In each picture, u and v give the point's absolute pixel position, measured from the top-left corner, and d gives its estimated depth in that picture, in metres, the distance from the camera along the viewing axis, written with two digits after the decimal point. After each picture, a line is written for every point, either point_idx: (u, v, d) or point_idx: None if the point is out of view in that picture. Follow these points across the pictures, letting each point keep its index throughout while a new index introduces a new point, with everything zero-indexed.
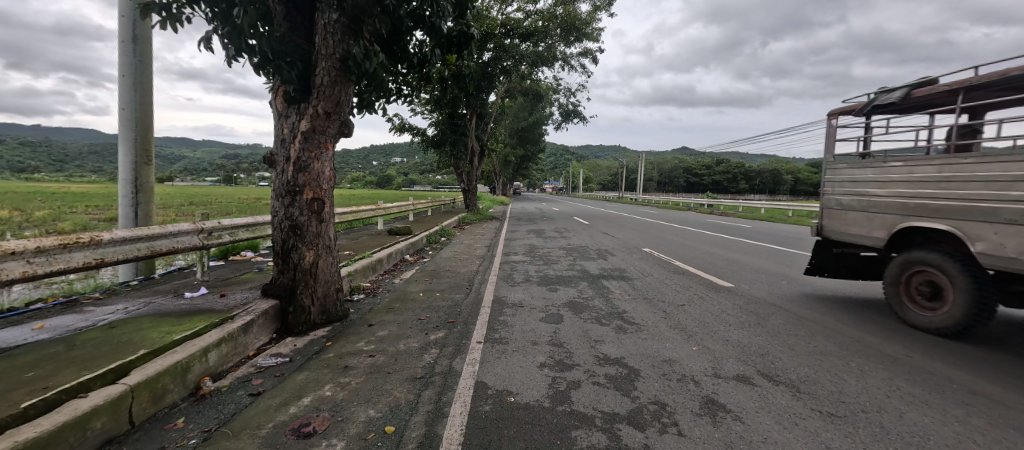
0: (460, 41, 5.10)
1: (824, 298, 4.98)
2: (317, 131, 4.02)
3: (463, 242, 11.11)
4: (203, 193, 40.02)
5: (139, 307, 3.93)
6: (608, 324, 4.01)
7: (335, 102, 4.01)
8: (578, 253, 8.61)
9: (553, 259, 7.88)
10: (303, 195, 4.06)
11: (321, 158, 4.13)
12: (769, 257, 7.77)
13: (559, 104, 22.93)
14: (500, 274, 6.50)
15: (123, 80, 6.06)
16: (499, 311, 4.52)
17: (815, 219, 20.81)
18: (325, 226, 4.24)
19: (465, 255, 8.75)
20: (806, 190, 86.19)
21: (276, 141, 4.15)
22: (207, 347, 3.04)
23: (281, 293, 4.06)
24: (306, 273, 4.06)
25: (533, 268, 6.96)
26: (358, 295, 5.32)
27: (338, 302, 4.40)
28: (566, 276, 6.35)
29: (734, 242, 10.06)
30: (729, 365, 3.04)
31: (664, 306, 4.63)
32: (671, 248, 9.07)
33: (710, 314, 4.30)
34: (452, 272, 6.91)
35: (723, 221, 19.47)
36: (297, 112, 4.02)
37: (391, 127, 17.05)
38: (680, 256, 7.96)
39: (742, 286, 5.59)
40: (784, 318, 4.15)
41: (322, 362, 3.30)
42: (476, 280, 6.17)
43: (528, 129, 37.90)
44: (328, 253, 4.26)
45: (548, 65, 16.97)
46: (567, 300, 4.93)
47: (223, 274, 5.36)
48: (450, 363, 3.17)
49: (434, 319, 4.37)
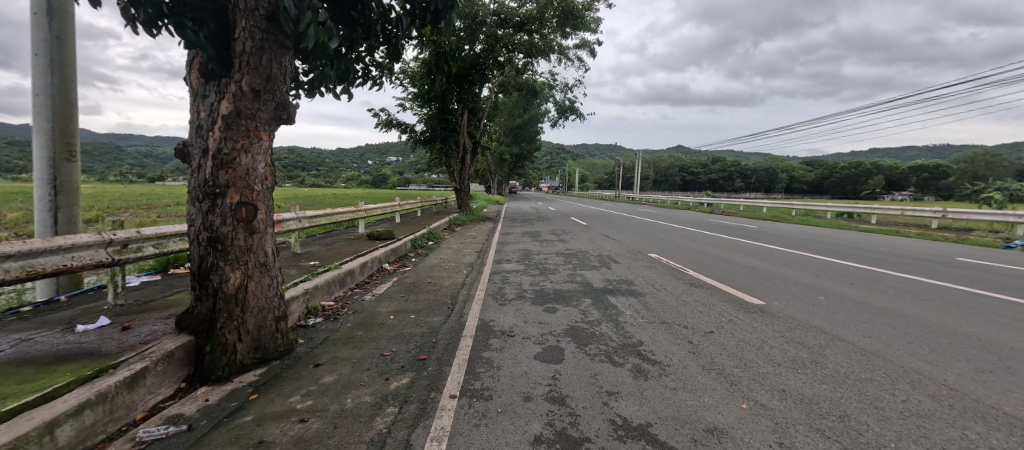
0: (437, 8, 4.11)
1: (881, 321, 4.10)
2: (242, 114, 3.08)
3: (452, 247, 10.16)
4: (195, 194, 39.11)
5: (4, 347, 2.96)
6: (623, 364, 3.10)
7: (265, 77, 3.08)
8: (577, 260, 7.71)
9: (550, 268, 6.97)
10: (225, 199, 3.11)
11: (250, 150, 3.19)
12: (793, 265, 6.90)
13: (555, 100, 22.05)
14: (489, 289, 5.58)
15: (36, 60, 4.79)
16: (483, 343, 3.60)
17: (820, 219, 20.08)
18: (258, 239, 3.30)
19: (452, 263, 7.83)
20: (802, 189, 86.09)
21: (192, 129, 3.20)
22: (52, 422, 2.10)
23: (197, 327, 3.11)
24: (230, 301, 3.11)
25: (527, 281, 6.04)
26: (314, 320, 4.37)
27: (278, 335, 3.46)
28: (565, 290, 5.45)
29: (748, 246, 9.19)
30: (803, 440, 2.14)
31: (689, 335, 3.72)
32: (681, 254, 8.18)
33: (751, 348, 3.39)
34: (433, 285, 5.96)
35: (726, 221, 18.67)
36: (217, 90, 3.08)
37: (378, 123, 16.03)
38: (693, 264, 7.08)
39: (775, 303, 4.70)
40: (846, 354, 3.25)
41: (230, 433, 2.36)
42: (460, 297, 5.25)
43: (523, 126, 37.09)
44: (262, 274, 3.32)
45: (543, 56, 16.04)
46: (568, 326, 4.02)
47: (149, 294, 4.41)
48: (407, 438, 2.24)
49: (400, 355, 3.44)
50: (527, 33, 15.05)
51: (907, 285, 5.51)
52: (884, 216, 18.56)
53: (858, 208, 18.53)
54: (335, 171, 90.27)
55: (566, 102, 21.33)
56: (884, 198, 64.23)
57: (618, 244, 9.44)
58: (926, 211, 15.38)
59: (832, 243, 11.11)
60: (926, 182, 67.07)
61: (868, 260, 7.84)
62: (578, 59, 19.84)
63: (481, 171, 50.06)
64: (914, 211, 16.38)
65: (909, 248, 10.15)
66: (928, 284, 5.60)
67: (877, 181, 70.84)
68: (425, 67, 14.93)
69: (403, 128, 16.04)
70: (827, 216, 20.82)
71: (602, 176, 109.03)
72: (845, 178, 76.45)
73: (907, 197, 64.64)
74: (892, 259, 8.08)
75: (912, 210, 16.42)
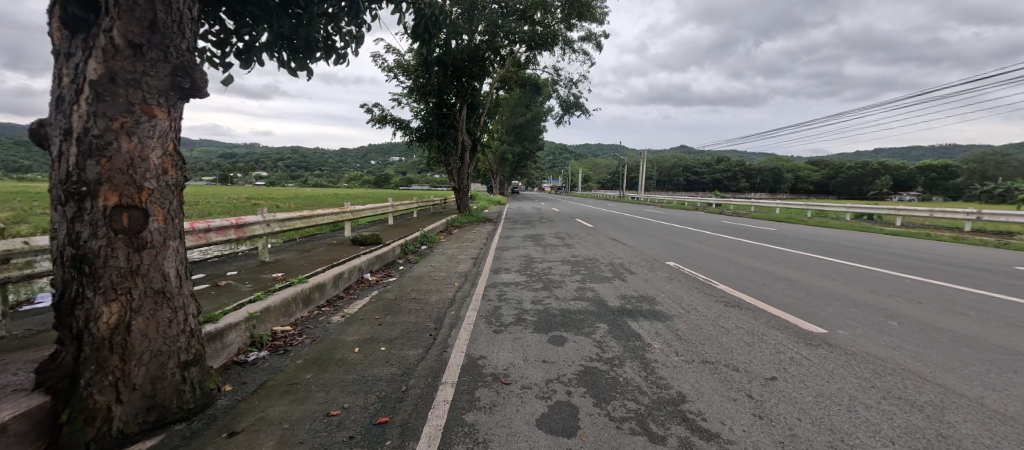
0: None
1: (991, 360, 3.13)
2: (120, 80, 2.17)
3: (446, 252, 9.21)
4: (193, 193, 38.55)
5: None
6: (665, 439, 2.16)
7: (148, 25, 2.19)
8: (586, 269, 6.75)
9: (555, 280, 6.01)
10: (96, 201, 2.18)
11: (136, 132, 2.26)
12: (838, 277, 5.92)
13: (559, 96, 21.07)
14: (482, 308, 4.62)
15: None
16: (468, 397, 2.66)
17: (839, 220, 19.06)
18: (151, 257, 2.36)
19: (443, 272, 6.88)
20: (808, 189, 84.81)
21: (54, 104, 2.27)
22: None
23: (55, 385, 2.16)
24: (103, 346, 2.18)
25: (529, 297, 5.06)
26: (258, 354, 3.45)
27: (184, 387, 2.51)
28: (575, 310, 4.51)
29: (776, 252, 8.19)
30: None
31: (747, 384, 2.76)
32: (703, 262, 7.22)
33: (841, 410, 2.42)
34: (417, 303, 5.00)
35: (740, 223, 17.65)
36: (83, 46, 2.16)
37: (371, 118, 15.03)
38: (721, 276, 6.10)
39: (842, 333, 3.72)
40: (982, 423, 2.28)
41: None
42: (447, 319, 4.31)
43: (526, 125, 36.16)
44: (159, 306, 2.39)
45: (547, 47, 15.03)
46: (582, 366, 3.08)
47: (47, 321, 3.46)
48: None
49: (352, 415, 2.49)
50: (529, 21, 14.06)
51: (991, 306, 4.52)
52: (908, 217, 17.43)
53: (880, 208, 17.40)
54: (336, 170, 89.72)
55: (570, 97, 20.34)
56: (892, 198, 63.13)
57: (629, 250, 8.48)
58: (956, 212, 14.27)
59: (864, 247, 10.07)
60: (934, 182, 65.64)
61: (919, 269, 6.84)
62: (583, 53, 18.89)
63: (482, 170, 49.15)
64: (943, 213, 15.26)
65: (952, 254, 9.12)
66: (1015, 304, 4.61)
67: (885, 181, 69.66)
68: (421, 59, 14.06)
69: (398, 124, 15.07)
70: (845, 217, 19.75)
71: (605, 176, 107.95)
72: (852, 178, 75.17)
73: (916, 197, 63.48)
74: (944, 268, 7.06)
75: (940, 212, 15.30)
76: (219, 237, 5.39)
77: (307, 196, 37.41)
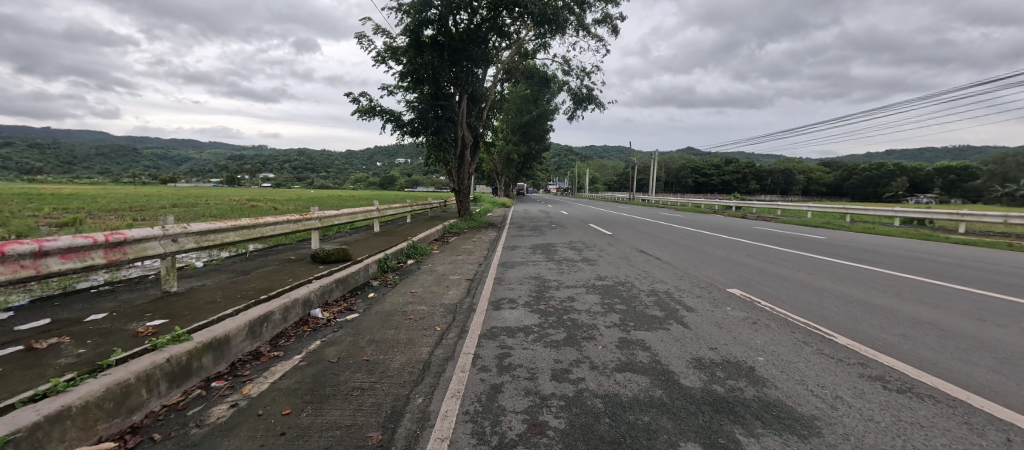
0: None
1: None
2: None
3: (436, 270, 7.32)
4: (193, 196, 37.76)
5: None
6: None
7: None
8: (623, 302, 4.83)
9: (582, 324, 4.09)
10: None
11: None
12: (1009, 325, 3.94)
13: (570, 88, 19.12)
14: (472, 393, 2.71)
15: None
16: None
17: (885, 226, 17.00)
18: None
19: (423, 305, 4.98)
20: (821, 191, 82.30)
21: None
22: None
23: None
24: None
25: (545, 364, 3.14)
26: None
27: None
28: (629, 398, 2.61)
29: (868, 274, 6.21)
30: None
31: None
32: (780, 291, 5.29)
33: None
34: (367, 373, 3.09)
35: (777, 229, 15.62)
36: None
37: (358, 109, 13.24)
38: (825, 319, 4.17)
39: None
40: None
41: None
42: (405, 423, 2.41)
43: (533, 124, 34.38)
44: None
45: (558, 27, 13.15)
46: None
47: None
48: None
49: None
50: None
51: None
52: (974, 223, 15.20)
53: (938, 211, 15.28)
54: (342, 171, 88.88)
55: (582, 89, 18.46)
56: (911, 199, 61.07)
57: (670, 269, 6.57)
58: None
59: (960, 261, 8.04)
60: (955, 184, 63.10)
61: None
62: (597, 40, 17.01)
63: (487, 170, 47.46)
64: (1020, 218, 13.11)
65: None
66: None
67: (902, 182, 67.26)
68: (411, 39, 12.21)
69: (388, 116, 13.24)
70: (892, 222, 17.60)
71: (613, 177, 106.21)
72: (868, 178, 72.72)
73: (937, 198, 61.09)
74: None
75: (1017, 217, 13.15)
76: (68, 263, 3.48)
77: (313, 199, 36.43)
